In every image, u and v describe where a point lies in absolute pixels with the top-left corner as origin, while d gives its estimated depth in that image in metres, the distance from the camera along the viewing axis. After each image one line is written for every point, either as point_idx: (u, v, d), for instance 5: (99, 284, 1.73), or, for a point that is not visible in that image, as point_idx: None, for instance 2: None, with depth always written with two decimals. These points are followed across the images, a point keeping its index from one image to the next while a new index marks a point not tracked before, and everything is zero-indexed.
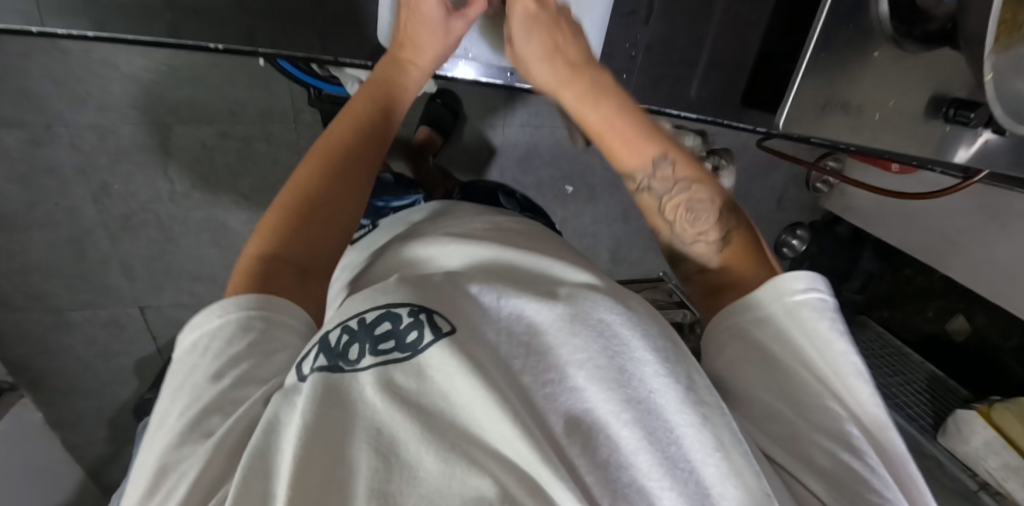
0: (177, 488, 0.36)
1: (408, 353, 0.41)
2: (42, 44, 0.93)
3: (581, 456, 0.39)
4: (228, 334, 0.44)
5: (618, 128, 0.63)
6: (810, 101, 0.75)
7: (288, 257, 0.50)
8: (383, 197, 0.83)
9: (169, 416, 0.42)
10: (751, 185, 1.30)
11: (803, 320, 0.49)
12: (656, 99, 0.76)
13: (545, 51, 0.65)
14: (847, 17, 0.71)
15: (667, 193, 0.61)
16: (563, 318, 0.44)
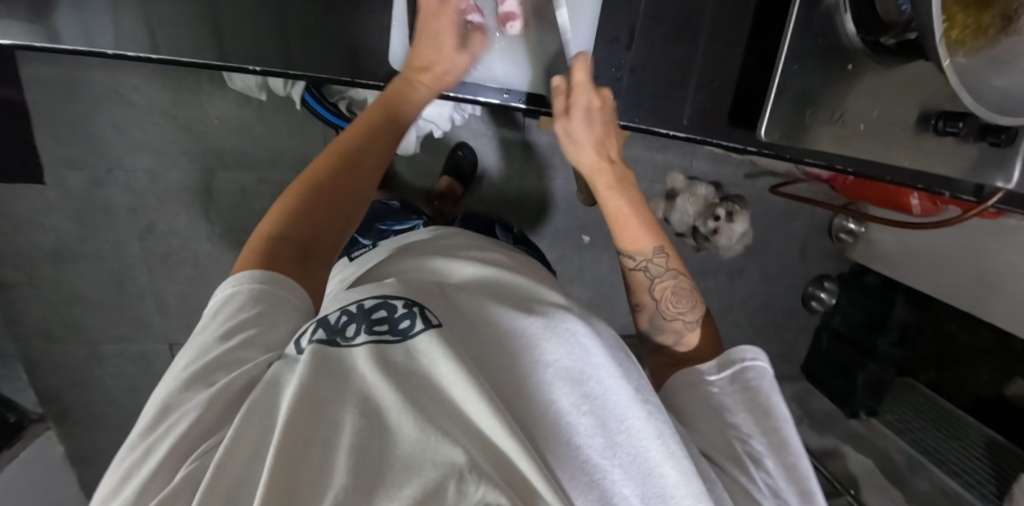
0: (175, 428, 0.37)
1: (399, 337, 0.41)
2: (114, 98, 1.07)
3: (548, 451, 0.39)
4: (241, 300, 0.46)
5: (631, 218, 0.70)
6: (789, 102, 0.71)
7: (290, 236, 0.53)
8: (387, 220, 0.89)
9: (174, 369, 0.43)
10: (771, 234, 1.26)
11: (747, 390, 0.56)
12: (641, 118, 0.80)
13: (596, 145, 0.73)
14: (815, 31, 0.68)
15: (659, 278, 0.68)
16: (539, 323, 0.44)
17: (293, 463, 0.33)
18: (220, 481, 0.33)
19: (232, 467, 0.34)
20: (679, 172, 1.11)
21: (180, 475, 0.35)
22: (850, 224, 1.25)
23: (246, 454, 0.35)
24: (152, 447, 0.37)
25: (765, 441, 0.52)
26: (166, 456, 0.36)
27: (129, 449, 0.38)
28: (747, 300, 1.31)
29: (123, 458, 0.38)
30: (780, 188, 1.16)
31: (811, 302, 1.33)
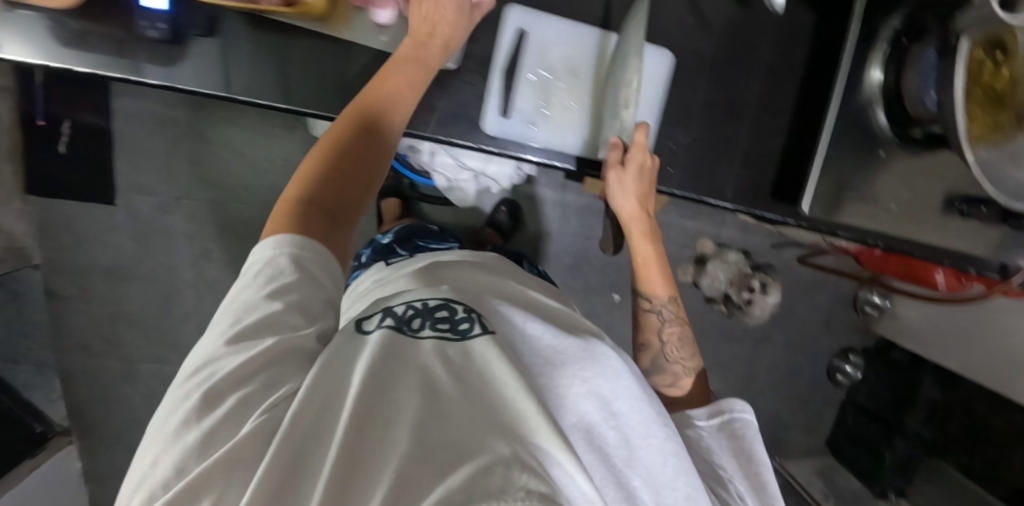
0: (226, 394, 0.36)
1: (459, 336, 0.44)
2: (192, 134, 1.17)
3: (581, 443, 0.44)
4: (281, 264, 0.42)
5: (656, 269, 0.75)
6: (832, 174, 0.58)
7: (321, 207, 0.47)
8: (427, 239, 0.93)
9: (219, 324, 0.41)
10: (796, 303, 1.29)
11: (734, 433, 0.59)
12: (672, 179, 0.61)
13: (640, 200, 0.61)
14: (872, 101, 0.58)
15: (670, 321, 0.73)
16: (580, 347, 0.50)
17: (364, 424, 0.35)
18: (299, 430, 0.35)
19: (307, 425, 0.35)
20: (708, 238, 1.19)
21: (251, 427, 0.35)
22: (875, 297, 1.26)
23: (315, 412, 0.36)
24: (212, 398, 0.36)
25: (749, 484, 0.56)
26: (235, 409, 0.36)
27: (180, 399, 0.37)
28: (771, 369, 1.30)
29: (173, 409, 0.37)
30: (808, 258, 1.25)
31: (836, 374, 1.33)
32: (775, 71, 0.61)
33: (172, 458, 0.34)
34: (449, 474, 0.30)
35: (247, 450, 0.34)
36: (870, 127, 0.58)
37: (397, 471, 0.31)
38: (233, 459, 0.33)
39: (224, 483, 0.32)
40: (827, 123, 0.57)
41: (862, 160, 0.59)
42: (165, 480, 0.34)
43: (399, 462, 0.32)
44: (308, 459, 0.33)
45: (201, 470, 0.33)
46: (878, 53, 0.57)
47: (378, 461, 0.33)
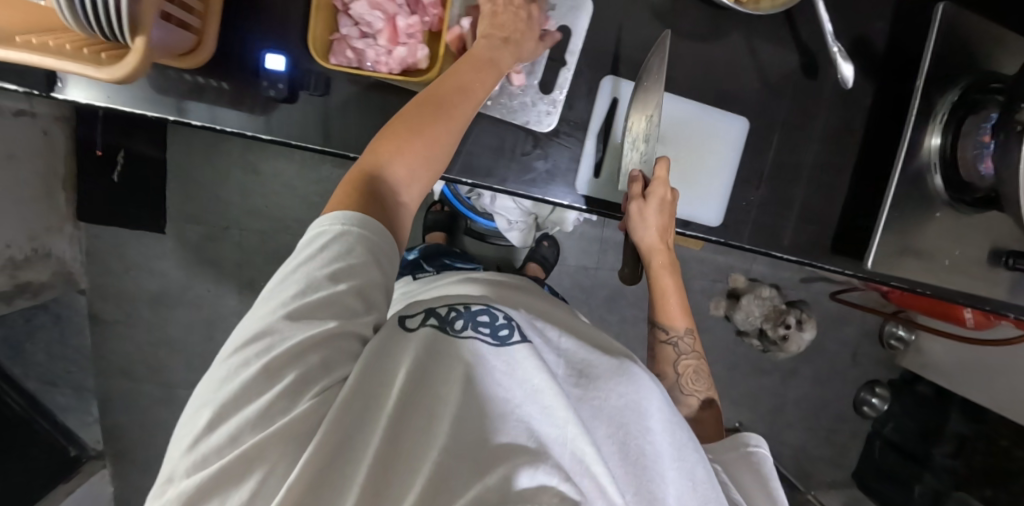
0: (286, 371, 0.37)
1: (499, 343, 0.42)
2: (244, 166, 1.21)
3: (612, 455, 0.41)
4: (351, 245, 0.43)
5: (674, 299, 0.68)
6: (893, 237, 0.63)
7: (378, 193, 0.47)
8: (453, 258, 0.96)
9: (280, 295, 0.41)
10: (824, 338, 1.33)
11: (746, 468, 0.54)
12: (742, 237, 0.66)
13: (662, 230, 0.62)
14: (925, 171, 0.63)
15: (688, 355, 0.67)
16: (613, 364, 0.48)
17: (402, 422, 0.37)
18: (347, 413, 0.36)
19: (350, 413, 0.36)
20: (740, 273, 1.24)
21: (303, 407, 0.36)
22: (900, 331, 1.30)
23: (358, 403, 0.37)
24: (272, 370, 0.37)
25: None
26: (291, 387, 0.37)
27: (239, 370, 0.38)
28: (800, 401, 1.34)
29: (230, 378, 0.38)
30: (841, 294, 1.27)
31: (863, 406, 1.35)
32: (837, 135, 0.66)
33: (228, 424, 0.36)
34: (483, 476, 0.33)
35: (296, 430, 0.35)
36: (926, 187, 0.63)
37: (436, 463, 0.34)
38: (282, 437, 0.35)
39: (277, 457, 0.34)
40: (891, 185, 0.62)
41: (916, 215, 0.63)
42: (219, 446, 0.35)
43: (437, 455, 0.34)
44: (352, 445, 0.35)
45: (259, 441, 0.35)
46: (937, 123, 0.62)
47: (418, 456, 0.35)
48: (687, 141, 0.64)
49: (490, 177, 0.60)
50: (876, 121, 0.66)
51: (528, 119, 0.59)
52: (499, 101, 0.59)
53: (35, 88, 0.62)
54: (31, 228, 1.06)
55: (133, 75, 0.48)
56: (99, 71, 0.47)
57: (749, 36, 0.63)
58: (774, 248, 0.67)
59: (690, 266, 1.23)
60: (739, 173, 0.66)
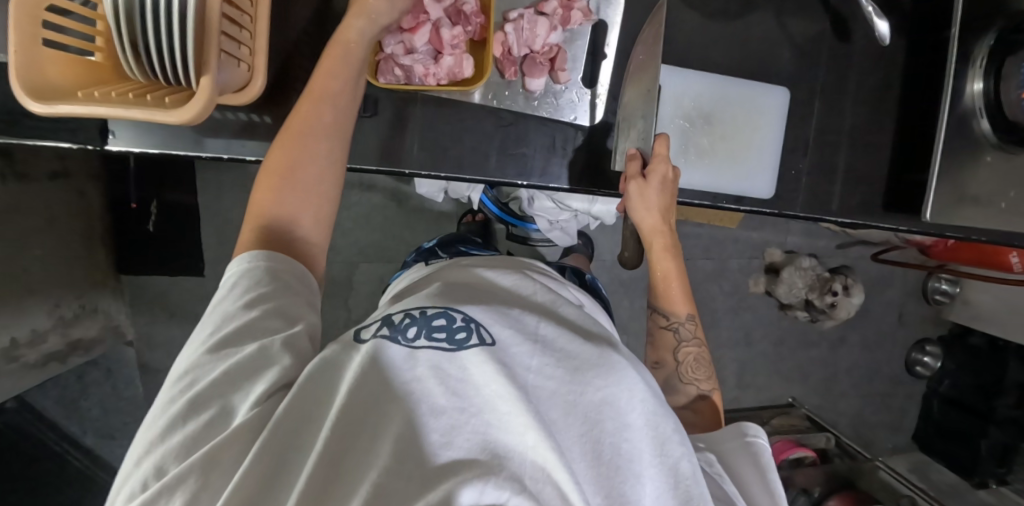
0: (210, 401, 0.37)
1: (454, 348, 0.37)
2: None
3: (581, 457, 0.35)
4: (257, 278, 0.45)
5: (676, 284, 0.62)
6: (948, 189, 0.66)
7: (271, 223, 0.48)
8: (468, 245, 0.89)
9: (199, 338, 0.42)
10: (869, 301, 1.34)
11: (741, 463, 0.48)
12: (794, 206, 0.72)
13: (663, 213, 0.61)
14: (968, 118, 0.65)
15: (684, 341, 0.60)
16: (592, 355, 0.41)
17: (344, 445, 0.31)
18: (282, 429, 0.33)
19: (282, 437, 0.33)
20: (775, 247, 1.26)
21: (236, 424, 0.35)
22: (943, 285, 1.31)
23: (295, 422, 0.34)
24: (197, 404, 0.37)
25: None
26: (213, 419, 0.36)
27: (167, 406, 0.38)
28: (852, 369, 1.37)
29: (160, 415, 0.38)
30: (882, 255, 1.25)
31: (916, 367, 1.37)
32: (877, 94, 0.71)
33: (155, 455, 0.35)
34: (428, 489, 0.27)
35: (222, 455, 0.33)
36: (974, 132, 0.65)
37: (376, 481, 0.28)
38: (209, 463, 0.33)
39: (200, 484, 0.32)
40: (941, 132, 0.64)
41: (969, 160, 0.66)
42: (145, 480, 0.34)
43: (377, 474, 0.29)
44: (284, 469, 0.31)
45: (177, 470, 0.33)
46: (977, 67, 0.64)
47: (358, 475, 0.30)
48: (731, 118, 0.69)
49: (546, 178, 0.68)
50: (904, 81, 0.71)
51: (574, 115, 0.67)
52: (545, 101, 0.67)
53: (88, 143, 0.64)
54: (78, 287, 1.04)
55: (200, 116, 0.48)
56: (168, 115, 0.47)
57: (778, 12, 0.68)
58: (825, 213, 0.71)
59: (727, 246, 1.25)
60: (785, 142, 0.71)
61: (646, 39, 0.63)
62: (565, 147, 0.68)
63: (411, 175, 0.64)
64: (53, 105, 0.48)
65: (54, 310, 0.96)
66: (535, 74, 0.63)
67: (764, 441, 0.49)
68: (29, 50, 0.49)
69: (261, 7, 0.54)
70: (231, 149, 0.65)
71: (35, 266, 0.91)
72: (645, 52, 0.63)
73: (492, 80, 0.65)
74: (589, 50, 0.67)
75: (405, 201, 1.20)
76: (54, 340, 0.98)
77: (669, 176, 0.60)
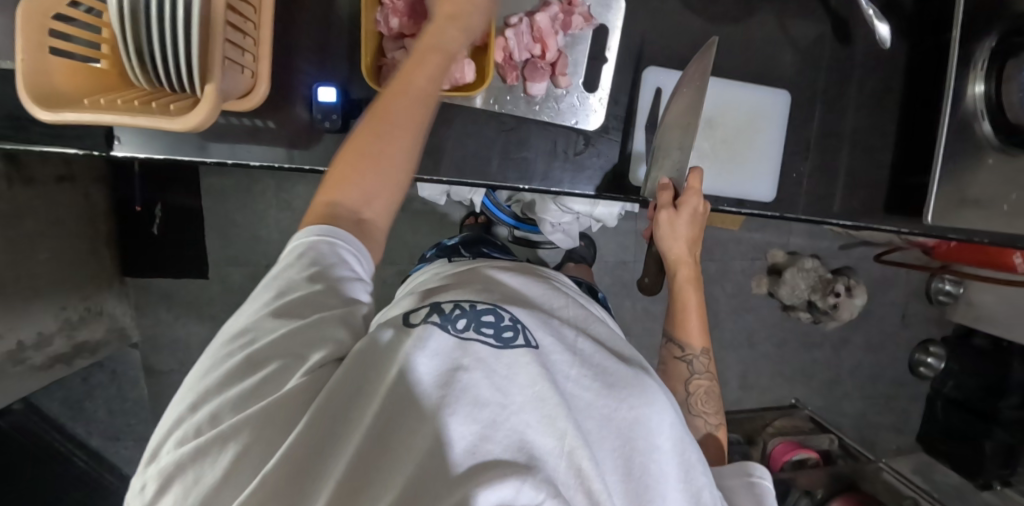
0: (269, 363, 0.37)
1: (501, 345, 0.36)
2: (278, 204, 1.25)
3: (612, 468, 0.35)
4: (325, 252, 0.44)
5: (694, 315, 0.62)
6: (950, 192, 0.66)
7: (346, 200, 0.47)
8: (493, 249, 0.89)
9: (261, 298, 0.42)
10: (871, 302, 1.34)
11: (748, 503, 0.48)
12: (796, 208, 0.72)
13: (688, 245, 0.61)
14: (969, 121, 0.65)
15: (696, 374, 0.60)
16: (627, 371, 0.41)
17: (392, 421, 0.31)
18: (333, 399, 0.33)
19: (335, 401, 0.33)
20: (778, 248, 1.26)
21: (289, 389, 0.35)
22: (947, 286, 1.30)
23: (347, 395, 0.33)
24: (256, 361, 0.37)
25: None
26: (271, 376, 0.36)
27: (223, 360, 0.38)
28: (855, 370, 1.37)
29: (217, 365, 0.38)
30: (884, 256, 1.24)
31: (920, 368, 1.36)
32: (879, 95, 0.71)
33: (209, 405, 0.35)
34: (471, 480, 0.27)
35: (277, 415, 0.33)
36: (975, 134, 0.65)
37: (420, 464, 0.28)
38: (263, 421, 0.33)
39: (252, 437, 0.32)
40: (942, 136, 0.64)
41: (970, 161, 0.66)
42: (197, 426, 0.34)
43: (422, 455, 0.29)
44: (334, 437, 0.32)
45: (233, 421, 0.33)
46: (978, 71, 0.65)
47: (401, 456, 0.30)
48: (733, 121, 0.69)
49: (548, 182, 0.68)
50: (905, 82, 0.71)
51: (576, 119, 0.67)
52: (547, 104, 0.67)
53: (93, 149, 0.64)
54: (84, 289, 1.05)
55: (205, 123, 0.48)
56: (174, 122, 0.48)
57: (780, 14, 0.69)
58: (827, 216, 0.71)
59: (729, 247, 1.25)
60: (786, 145, 0.71)
61: (696, 69, 0.62)
62: (568, 151, 0.68)
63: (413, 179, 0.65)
64: (60, 113, 0.49)
65: (59, 313, 0.97)
66: (536, 78, 0.64)
67: (768, 483, 0.50)
68: (36, 59, 0.50)
69: (265, 14, 0.55)
70: (238, 154, 0.66)
71: (41, 269, 0.92)
72: (694, 83, 0.62)
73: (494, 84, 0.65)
74: (590, 53, 0.67)
75: (407, 204, 1.21)
76: (59, 342, 0.98)
77: (701, 211, 0.61)
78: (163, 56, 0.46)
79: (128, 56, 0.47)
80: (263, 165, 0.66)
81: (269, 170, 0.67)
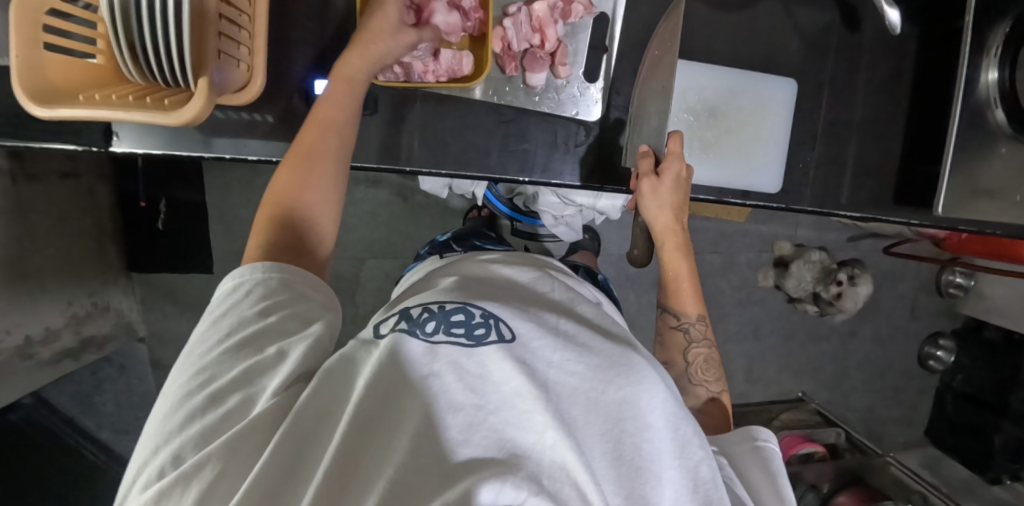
0: (228, 399, 0.37)
1: (472, 344, 0.36)
2: None
3: (602, 455, 0.35)
4: (273, 286, 0.44)
5: (688, 283, 0.61)
6: (961, 182, 0.64)
7: (279, 240, 0.48)
8: (483, 240, 0.89)
9: (210, 338, 0.41)
10: (880, 295, 1.32)
11: (753, 467, 0.48)
12: (801, 201, 0.71)
13: (674, 212, 0.60)
14: (981, 108, 0.64)
15: (693, 342, 0.60)
16: (611, 353, 0.40)
17: (363, 439, 0.31)
18: (299, 427, 0.33)
19: (301, 432, 0.33)
20: (785, 240, 1.24)
21: (256, 416, 0.35)
22: (958, 278, 1.27)
23: (314, 422, 0.34)
24: (216, 398, 0.37)
25: None
26: (233, 410, 0.36)
27: (182, 401, 0.37)
28: (863, 363, 1.35)
29: (175, 409, 0.37)
30: (894, 248, 1.22)
31: (929, 361, 1.35)
32: (887, 83, 0.69)
33: (171, 447, 0.34)
34: (447, 485, 0.28)
35: (240, 446, 0.33)
36: (988, 123, 0.64)
37: (394, 477, 0.28)
38: (230, 454, 0.33)
39: (217, 474, 0.32)
40: (952, 127, 0.63)
41: (979, 152, 0.64)
42: (161, 469, 0.33)
43: (395, 470, 0.29)
44: (303, 462, 0.32)
45: (196, 458, 0.33)
46: (992, 56, 0.63)
47: (374, 471, 0.30)
48: (737, 110, 0.68)
49: (548, 174, 0.67)
50: (915, 69, 0.69)
51: (577, 110, 0.67)
52: (547, 96, 0.66)
53: (92, 144, 0.64)
54: (89, 285, 1.05)
55: (199, 118, 0.48)
56: (166, 117, 0.47)
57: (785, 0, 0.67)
58: (835, 207, 0.70)
59: (735, 240, 1.24)
60: (793, 134, 0.70)
61: (664, 32, 0.63)
62: (569, 141, 0.67)
63: (414, 171, 0.64)
64: (54, 109, 0.49)
65: (66, 308, 0.98)
66: (536, 69, 0.63)
67: (774, 446, 0.50)
68: (29, 56, 0.49)
69: (259, 6, 0.54)
70: (240, 149, 0.66)
71: (46, 265, 0.92)
72: (668, 45, 0.62)
73: (493, 74, 0.64)
74: (590, 42, 0.66)
75: (410, 197, 1.20)
76: (66, 337, 0.99)
77: (683, 176, 0.59)
78: (155, 51, 0.46)
79: (119, 52, 0.46)
80: (264, 160, 0.66)
81: (268, 165, 0.67)
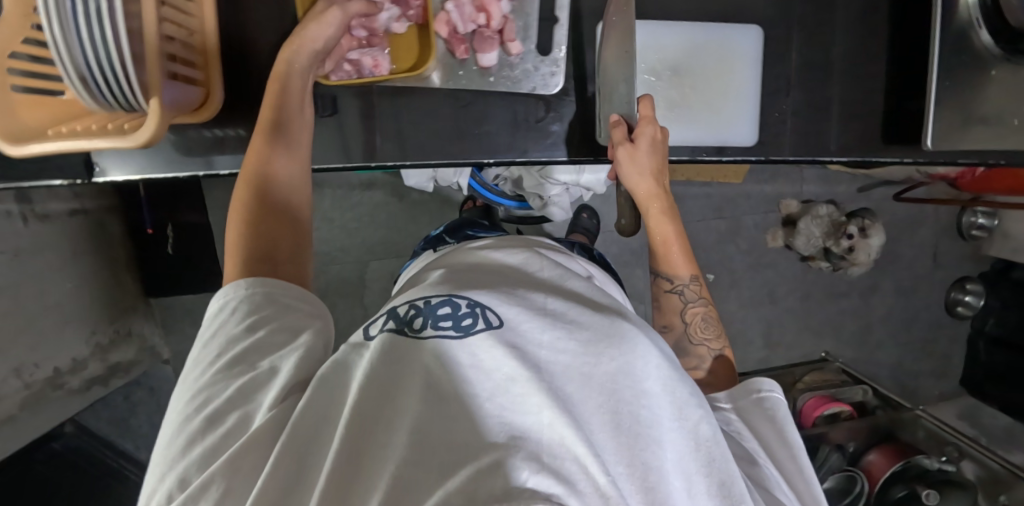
0: (226, 419, 0.37)
1: (461, 334, 0.35)
2: None
3: (603, 427, 0.33)
4: (256, 301, 0.44)
5: (676, 246, 0.59)
6: (951, 113, 0.61)
7: (255, 250, 0.48)
8: (473, 228, 0.88)
9: (204, 361, 0.42)
10: (899, 244, 1.27)
11: (762, 423, 0.46)
12: (782, 150, 0.68)
13: (654, 175, 0.59)
14: (967, 31, 0.60)
15: (691, 302, 0.58)
16: (601, 323, 0.39)
17: (360, 441, 0.31)
18: (297, 437, 0.33)
19: (300, 440, 0.33)
20: (791, 198, 1.20)
21: (256, 431, 0.35)
22: (980, 219, 1.22)
23: (309, 430, 0.34)
24: (215, 419, 0.37)
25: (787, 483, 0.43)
26: (232, 429, 0.36)
27: (183, 425, 0.38)
28: (887, 317, 1.30)
29: (178, 433, 0.38)
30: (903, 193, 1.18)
31: (957, 308, 1.29)
32: (863, 18, 0.66)
33: (178, 470, 0.35)
34: (448, 479, 0.27)
35: (241, 462, 0.33)
36: (973, 46, 0.60)
37: (393, 476, 0.28)
38: (232, 471, 0.33)
39: (224, 490, 0.32)
40: (935, 55, 0.60)
41: (968, 77, 0.61)
42: (170, 493, 0.34)
43: (393, 469, 0.28)
44: (304, 471, 0.32)
45: (201, 479, 0.33)
46: None
47: (375, 472, 0.29)
48: (702, 68, 0.66)
49: (514, 153, 0.67)
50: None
51: (534, 85, 0.65)
52: (502, 75, 0.65)
53: (77, 178, 0.66)
54: (110, 313, 1.10)
55: (155, 137, 0.49)
56: (128, 139, 0.49)
57: None
58: (823, 154, 0.67)
59: (738, 203, 1.20)
60: (766, 84, 0.67)
61: None
62: (530, 116, 0.66)
63: (377, 166, 0.65)
64: (26, 147, 0.51)
65: (90, 337, 1.02)
66: (485, 48, 0.62)
67: (780, 396, 0.48)
68: None
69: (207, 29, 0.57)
70: (209, 165, 0.67)
71: (67, 297, 0.96)
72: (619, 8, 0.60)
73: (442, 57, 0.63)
74: (540, 14, 0.65)
75: (405, 195, 1.21)
76: (94, 365, 1.03)
77: (657, 137, 0.58)
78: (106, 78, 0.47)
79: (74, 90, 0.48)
80: (233, 174, 0.66)
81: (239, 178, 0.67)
